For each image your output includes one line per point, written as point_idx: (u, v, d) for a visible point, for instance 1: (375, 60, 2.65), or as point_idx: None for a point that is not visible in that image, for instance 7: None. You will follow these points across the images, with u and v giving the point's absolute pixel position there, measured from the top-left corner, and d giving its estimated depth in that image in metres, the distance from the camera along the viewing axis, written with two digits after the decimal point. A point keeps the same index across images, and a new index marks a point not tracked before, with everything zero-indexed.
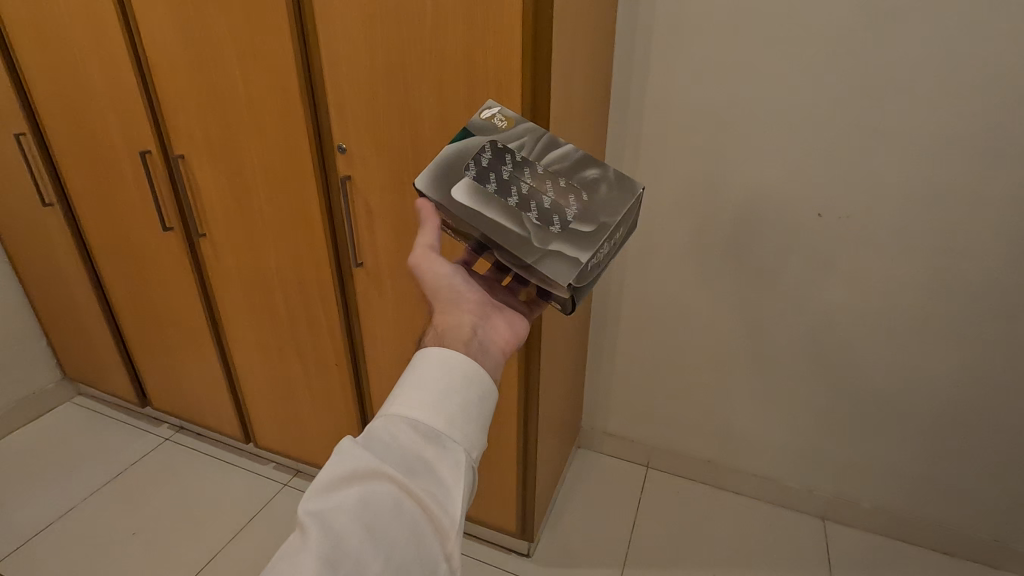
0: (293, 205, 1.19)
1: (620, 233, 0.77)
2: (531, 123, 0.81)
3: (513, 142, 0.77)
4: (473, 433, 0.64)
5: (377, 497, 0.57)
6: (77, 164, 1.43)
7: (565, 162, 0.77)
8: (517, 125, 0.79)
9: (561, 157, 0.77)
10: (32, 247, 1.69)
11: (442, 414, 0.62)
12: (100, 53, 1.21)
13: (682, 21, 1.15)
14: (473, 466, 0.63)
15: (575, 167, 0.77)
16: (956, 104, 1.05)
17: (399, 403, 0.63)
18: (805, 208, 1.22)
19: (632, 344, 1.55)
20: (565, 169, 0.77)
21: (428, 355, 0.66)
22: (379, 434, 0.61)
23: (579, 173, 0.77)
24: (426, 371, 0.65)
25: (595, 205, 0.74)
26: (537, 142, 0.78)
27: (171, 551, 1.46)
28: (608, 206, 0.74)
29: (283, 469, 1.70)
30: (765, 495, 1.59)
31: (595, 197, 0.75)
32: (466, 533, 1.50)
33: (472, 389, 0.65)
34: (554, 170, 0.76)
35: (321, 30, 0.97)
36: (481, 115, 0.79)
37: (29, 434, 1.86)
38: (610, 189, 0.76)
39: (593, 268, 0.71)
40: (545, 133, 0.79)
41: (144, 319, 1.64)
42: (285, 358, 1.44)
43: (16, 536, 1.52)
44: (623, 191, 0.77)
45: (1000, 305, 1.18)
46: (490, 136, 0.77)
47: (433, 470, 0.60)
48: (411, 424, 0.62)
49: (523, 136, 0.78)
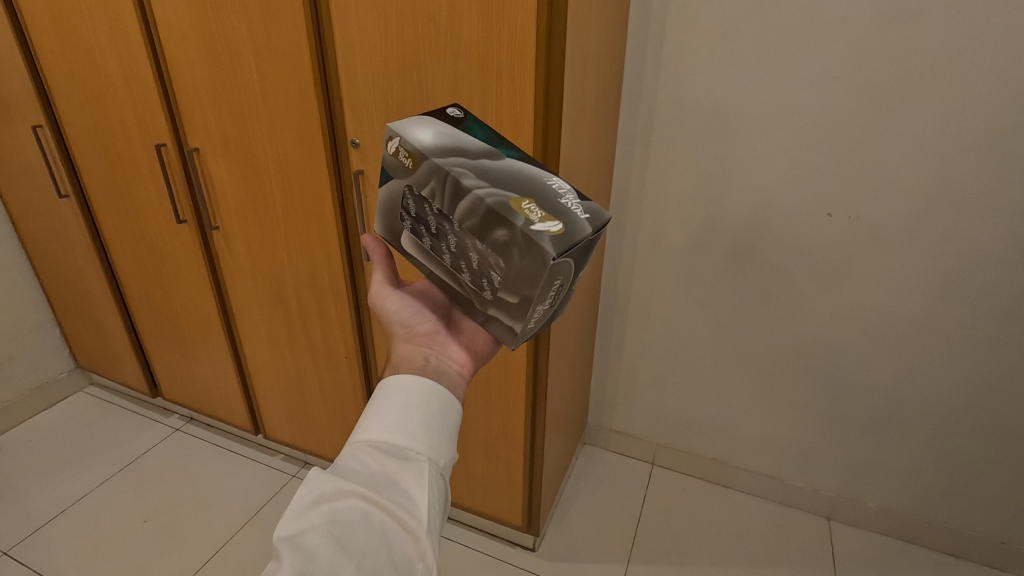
0: (305, 198, 1.20)
1: (565, 272, 0.62)
2: (442, 148, 0.65)
3: (425, 188, 0.66)
4: (437, 443, 0.66)
5: (345, 513, 0.58)
6: (92, 155, 1.45)
7: (472, 216, 0.62)
8: (419, 162, 0.65)
9: (467, 211, 0.62)
10: (46, 237, 1.71)
11: (402, 429, 0.65)
12: (118, 47, 1.23)
13: (694, 21, 1.15)
14: (440, 475, 0.65)
15: (482, 224, 0.61)
16: (971, 105, 1.04)
17: (362, 430, 0.66)
18: (816, 208, 1.22)
19: (639, 342, 1.56)
20: (477, 224, 0.62)
21: (386, 384, 0.70)
22: (345, 460, 0.63)
23: (486, 235, 0.61)
24: (385, 397, 0.68)
25: (513, 274, 0.61)
26: (443, 187, 0.64)
27: (178, 542, 1.47)
28: (523, 277, 0.60)
29: (292, 461, 1.72)
30: (772, 494, 1.60)
31: (510, 268, 0.61)
32: (474, 527, 1.52)
33: (431, 404, 0.68)
34: (467, 228, 0.63)
35: (335, 23, 0.97)
36: (387, 151, 0.68)
37: (42, 422, 1.89)
38: (522, 256, 0.59)
39: (531, 328, 0.66)
40: (452, 171, 0.62)
41: (157, 309, 1.65)
42: (296, 350, 1.45)
43: (27, 523, 1.53)
44: (534, 261, 0.58)
45: (1008, 306, 1.17)
46: (405, 180, 0.68)
47: (399, 482, 0.62)
48: (374, 445, 0.64)
49: (432, 180, 0.65)
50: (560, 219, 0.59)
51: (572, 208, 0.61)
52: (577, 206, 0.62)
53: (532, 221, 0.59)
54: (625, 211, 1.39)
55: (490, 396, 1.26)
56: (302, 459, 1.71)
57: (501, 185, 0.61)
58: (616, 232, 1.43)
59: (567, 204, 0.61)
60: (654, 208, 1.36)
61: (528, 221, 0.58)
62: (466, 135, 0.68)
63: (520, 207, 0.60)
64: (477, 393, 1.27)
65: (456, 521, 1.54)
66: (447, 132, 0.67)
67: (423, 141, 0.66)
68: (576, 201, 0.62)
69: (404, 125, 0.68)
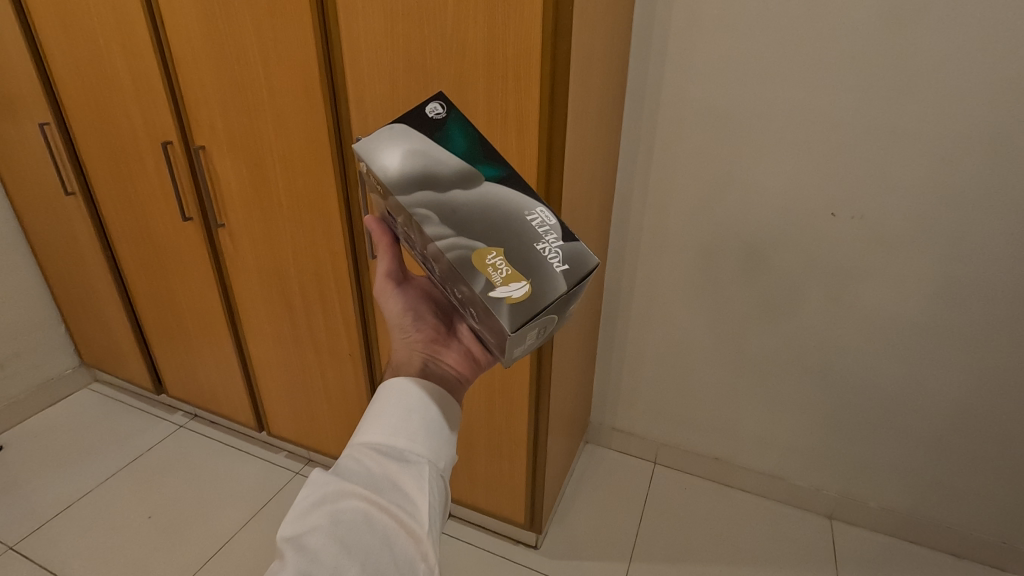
0: (311, 199, 1.21)
1: (545, 321, 0.58)
2: (404, 181, 0.60)
3: (401, 216, 0.63)
4: (437, 446, 0.67)
5: (347, 514, 0.58)
6: (98, 152, 1.46)
7: (440, 261, 0.59)
8: (388, 193, 0.61)
9: (436, 255, 0.59)
10: (52, 233, 1.72)
11: (402, 432, 0.65)
12: (125, 45, 1.24)
13: (698, 20, 1.15)
14: (439, 477, 0.65)
15: (450, 271, 0.58)
16: (975, 104, 1.04)
17: (363, 434, 0.67)
18: (818, 207, 1.23)
19: (642, 341, 1.56)
20: (447, 270, 0.59)
21: (386, 388, 0.70)
22: (345, 463, 0.63)
23: (456, 281, 0.58)
24: (385, 401, 0.69)
25: (486, 321, 0.59)
26: (412, 224, 0.61)
27: (182, 539, 1.48)
28: (493, 329, 0.58)
29: (296, 457, 1.73)
30: (774, 493, 1.60)
31: (482, 316, 0.59)
32: (477, 524, 1.53)
33: (431, 407, 0.69)
34: (441, 267, 0.61)
35: (342, 22, 0.98)
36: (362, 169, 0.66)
37: (47, 418, 1.90)
38: (487, 314, 0.56)
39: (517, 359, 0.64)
40: (415, 215, 0.58)
41: (162, 306, 1.66)
42: (301, 347, 1.46)
43: (32, 519, 1.54)
44: (496, 325, 0.56)
45: (1012, 306, 1.17)
46: (385, 201, 0.66)
47: (399, 485, 0.62)
48: (375, 447, 0.65)
49: (403, 214, 0.62)
50: (529, 278, 0.55)
51: (548, 259, 0.56)
52: (555, 254, 0.56)
53: (493, 283, 0.55)
54: (628, 211, 1.40)
55: (492, 396, 1.26)
56: (305, 456, 1.72)
57: (467, 232, 0.57)
58: (619, 232, 1.43)
59: (543, 252, 0.56)
60: (657, 208, 1.37)
61: (488, 284, 0.55)
62: (440, 149, 0.62)
63: (483, 263, 0.55)
64: (480, 392, 1.27)
65: (458, 518, 1.55)
66: (418, 149, 0.61)
67: (388, 169, 0.61)
68: (557, 245, 0.57)
69: (372, 146, 0.63)
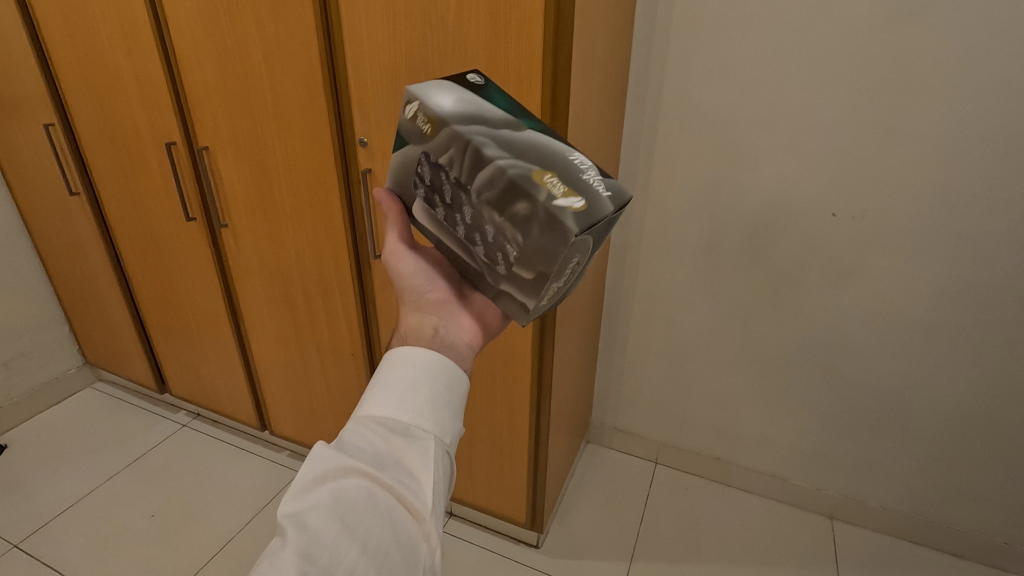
0: (314, 198, 1.22)
1: (584, 249, 0.60)
2: (459, 116, 0.62)
3: (443, 155, 0.63)
4: (443, 421, 0.67)
5: (350, 492, 0.58)
6: (103, 152, 1.47)
7: (491, 188, 0.59)
8: (440, 128, 0.62)
9: (489, 180, 0.59)
10: (56, 233, 1.73)
11: (407, 407, 0.66)
12: (130, 47, 1.25)
13: (698, 21, 1.16)
14: (444, 453, 0.66)
15: (502, 196, 0.59)
16: (972, 104, 1.05)
17: (368, 406, 0.67)
18: (818, 207, 1.23)
19: (643, 339, 1.56)
20: (497, 198, 0.59)
21: (394, 357, 0.71)
22: (349, 437, 0.64)
23: (506, 208, 0.59)
24: (391, 370, 0.69)
25: (530, 250, 0.59)
26: (463, 154, 0.60)
27: (184, 537, 1.48)
28: (543, 253, 0.58)
29: (298, 456, 1.74)
30: (775, 493, 1.60)
31: (528, 245, 0.59)
32: (479, 523, 1.53)
33: (438, 381, 0.69)
34: (485, 199, 0.60)
35: (343, 21, 0.98)
36: (406, 115, 0.66)
37: (51, 417, 1.90)
38: (543, 232, 0.57)
39: (543, 306, 0.65)
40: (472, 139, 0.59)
41: (165, 305, 1.66)
42: (303, 343, 1.46)
43: (36, 518, 1.55)
44: (553, 240, 0.57)
45: (1011, 305, 1.18)
46: (421, 146, 0.65)
47: (403, 461, 0.62)
48: (379, 422, 0.65)
49: (450, 146, 0.61)
50: (583, 196, 0.58)
51: (593, 185, 0.59)
52: (599, 182, 0.59)
53: (554, 195, 0.57)
54: (629, 211, 1.40)
55: (495, 392, 1.26)
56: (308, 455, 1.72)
57: (523, 156, 0.59)
58: (621, 232, 1.44)
59: (589, 180, 0.59)
60: (659, 207, 1.37)
61: (550, 196, 0.57)
62: (488, 102, 0.64)
63: (542, 180, 0.58)
64: (483, 389, 1.28)
65: (458, 517, 1.56)
66: (470, 98, 0.64)
67: (444, 106, 0.63)
68: (598, 177, 0.60)
69: (426, 88, 0.66)
